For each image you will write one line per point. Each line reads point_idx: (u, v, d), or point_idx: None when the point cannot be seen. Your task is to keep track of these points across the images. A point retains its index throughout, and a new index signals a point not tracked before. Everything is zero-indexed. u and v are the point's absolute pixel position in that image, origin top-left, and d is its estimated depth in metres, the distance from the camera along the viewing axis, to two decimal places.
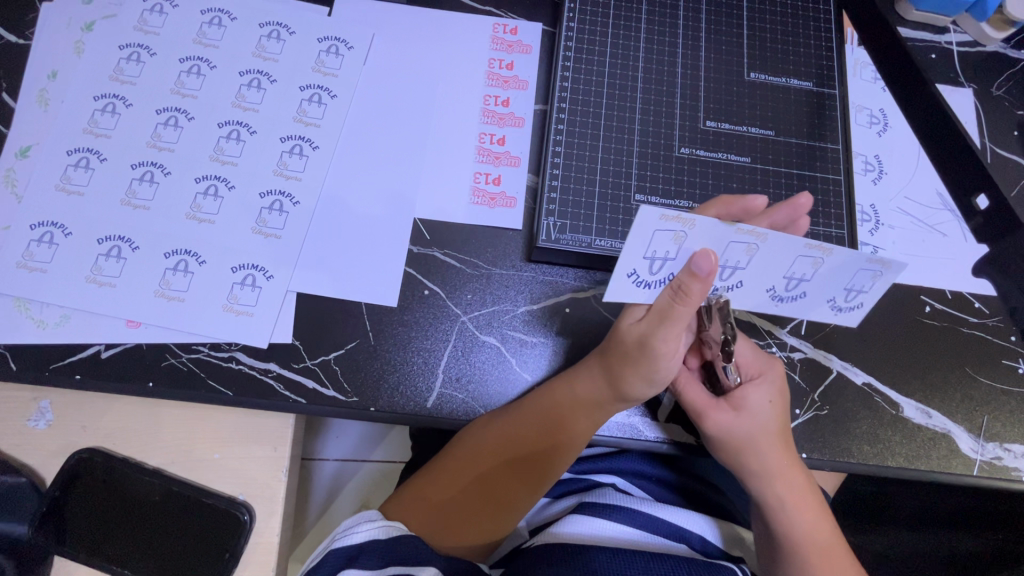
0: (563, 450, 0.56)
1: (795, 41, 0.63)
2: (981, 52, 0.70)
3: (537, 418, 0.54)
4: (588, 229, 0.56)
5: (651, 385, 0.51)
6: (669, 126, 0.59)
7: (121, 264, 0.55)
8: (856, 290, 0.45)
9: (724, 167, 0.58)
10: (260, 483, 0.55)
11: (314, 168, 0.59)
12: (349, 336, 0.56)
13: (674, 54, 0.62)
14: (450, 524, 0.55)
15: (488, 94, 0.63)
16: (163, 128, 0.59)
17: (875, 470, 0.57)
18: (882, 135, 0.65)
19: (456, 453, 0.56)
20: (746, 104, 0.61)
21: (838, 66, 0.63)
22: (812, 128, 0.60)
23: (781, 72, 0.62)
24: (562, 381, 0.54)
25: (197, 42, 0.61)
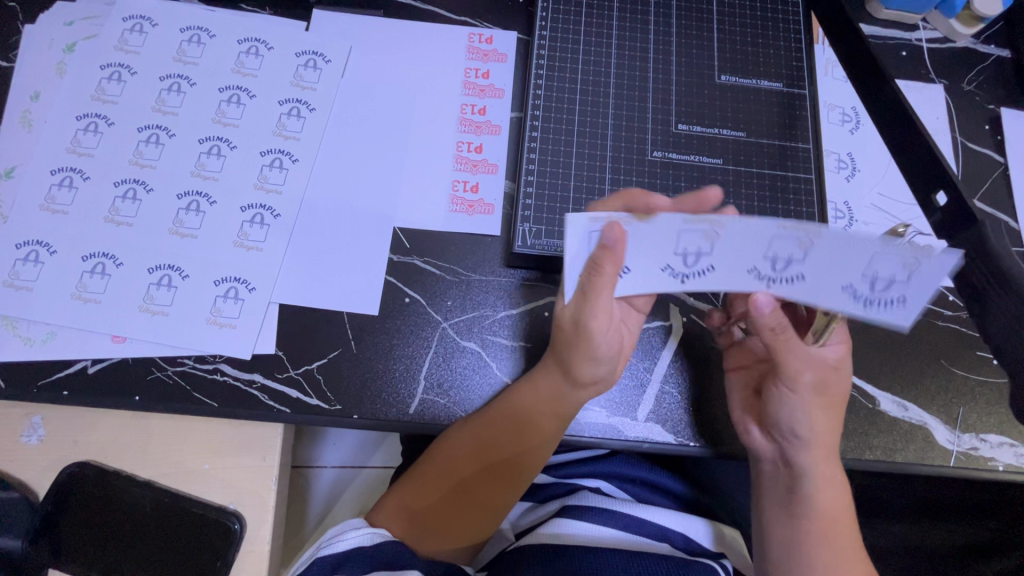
0: (531, 441, 0.56)
1: (765, 42, 0.64)
2: (951, 48, 0.71)
3: (497, 413, 0.55)
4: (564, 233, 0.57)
5: (599, 364, 0.51)
6: (641, 131, 0.60)
7: (105, 280, 0.56)
8: (886, 279, 0.36)
9: (697, 168, 0.59)
10: (249, 493, 0.55)
11: (293, 180, 0.60)
12: (332, 345, 0.57)
13: (645, 59, 0.63)
14: (433, 528, 0.56)
15: (465, 103, 0.64)
16: (144, 146, 0.60)
17: (853, 464, 0.57)
18: (855, 133, 0.66)
19: (436, 455, 0.57)
20: (717, 106, 0.62)
21: (809, 67, 0.64)
22: (783, 128, 0.61)
23: (752, 74, 0.63)
24: (525, 380, 0.55)
25: (177, 60, 0.62)
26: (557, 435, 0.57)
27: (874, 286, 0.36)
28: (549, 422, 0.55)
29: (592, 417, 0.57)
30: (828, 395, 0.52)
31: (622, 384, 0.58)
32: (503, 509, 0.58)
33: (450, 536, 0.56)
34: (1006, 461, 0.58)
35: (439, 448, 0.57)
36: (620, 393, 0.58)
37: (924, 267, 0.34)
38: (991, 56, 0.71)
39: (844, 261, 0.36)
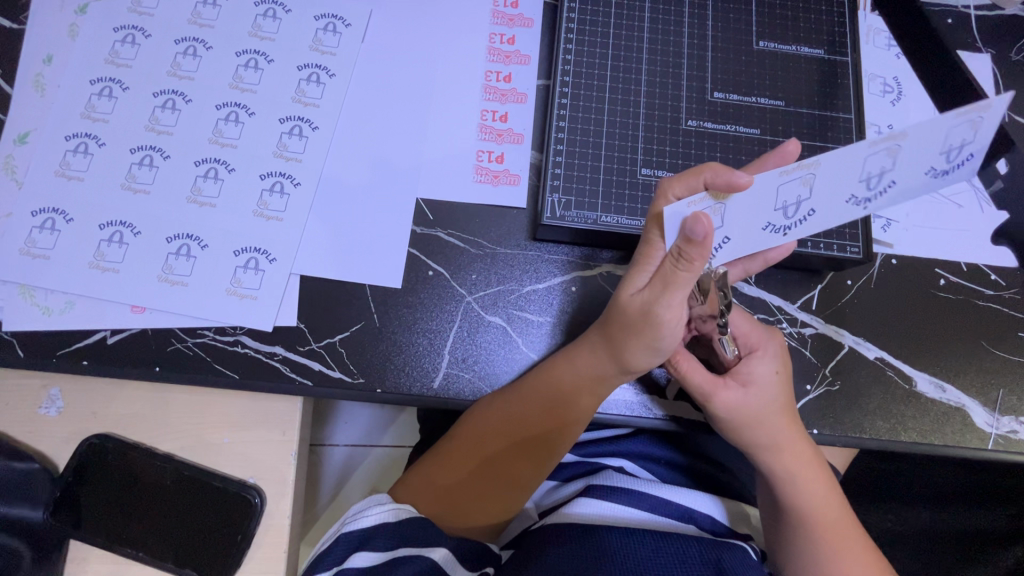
0: (567, 424, 0.55)
1: (806, 7, 0.61)
2: (1000, 15, 0.68)
3: (530, 391, 0.53)
4: (594, 205, 0.55)
5: (656, 353, 0.49)
6: (675, 99, 0.58)
7: (123, 249, 0.55)
8: (958, 146, 0.37)
9: (733, 139, 0.57)
10: (271, 467, 0.54)
11: (314, 149, 0.58)
12: (354, 319, 0.55)
13: (680, 24, 0.60)
14: (458, 504, 0.55)
15: (489, 70, 0.62)
16: (160, 111, 0.58)
17: (888, 445, 0.56)
18: (897, 104, 0.63)
19: (463, 432, 0.55)
20: (754, 74, 0.59)
21: (851, 33, 0.61)
22: (824, 97, 0.59)
23: (791, 40, 0.60)
24: (563, 356, 0.53)
25: (192, 22, 0.60)
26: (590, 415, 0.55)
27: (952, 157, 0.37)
28: (586, 403, 0.53)
29: (619, 395, 0.56)
30: (753, 410, 0.51)
31: None
32: (525, 492, 0.56)
33: (473, 515, 0.55)
34: None
35: (464, 424, 0.55)
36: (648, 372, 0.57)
37: (986, 122, 0.35)
38: None
39: (922, 149, 0.37)
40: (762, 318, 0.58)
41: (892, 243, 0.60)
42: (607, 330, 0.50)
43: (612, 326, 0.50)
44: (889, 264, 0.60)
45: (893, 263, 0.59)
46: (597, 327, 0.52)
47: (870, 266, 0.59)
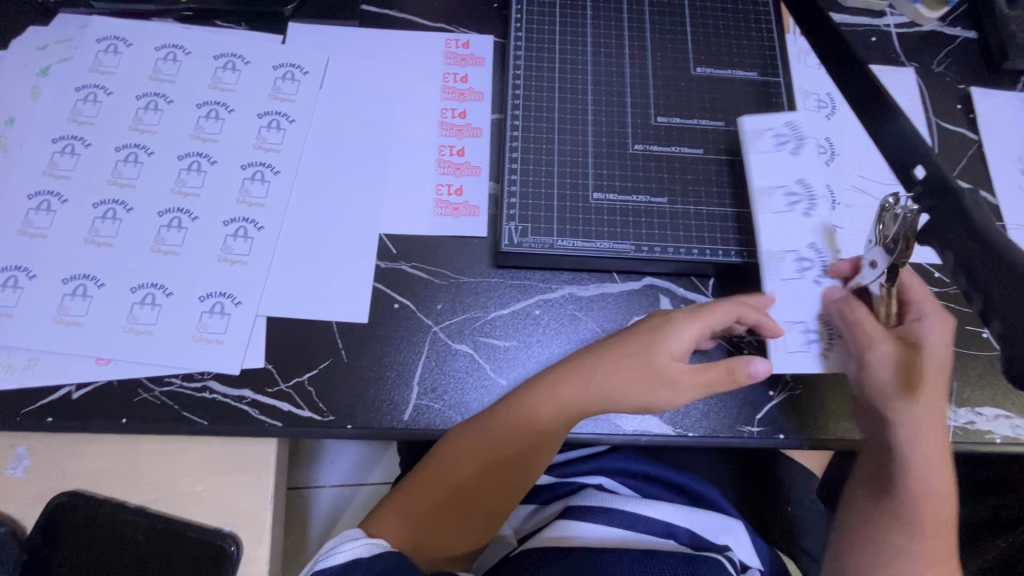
0: (543, 454, 0.55)
1: (738, 33, 0.65)
2: (918, 31, 0.74)
3: (510, 423, 0.52)
4: (550, 229, 0.57)
5: (637, 383, 0.50)
6: (621, 125, 0.61)
7: (87, 302, 0.55)
8: (778, 133, 0.59)
9: (679, 160, 0.60)
10: (245, 513, 0.54)
11: (276, 192, 0.60)
12: (322, 355, 0.56)
13: (621, 55, 0.63)
14: (431, 536, 0.54)
15: (445, 108, 0.65)
16: (122, 165, 0.59)
17: (854, 445, 0.57)
18: (831, 118, 0.66)
19: (438, 463, 0.54)
20: (695, 98, 0.62)
21: (781, 56, 0.65)
22: (762, 116, 0.62)
23: (726, 65, 0.64)
24: (540, 384, 0.53)
25: (153, 78, 0.62)
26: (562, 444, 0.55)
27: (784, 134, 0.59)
28: (561, 433, 0.53)
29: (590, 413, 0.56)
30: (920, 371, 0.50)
31: None
32: (495, 522, 0.57)
33: (441, 549, 0.55)
34: (1004, 434, 0.58)
35: (437, 456, 0.55)
36: None
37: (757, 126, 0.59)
38: (957, 39, 0.74)
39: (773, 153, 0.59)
40: None
41: None
42: (605, 370, 0.51)
43: (617, 371, 0.51)
44: None
45: None
46: (594, 363, 0.52)
47: None
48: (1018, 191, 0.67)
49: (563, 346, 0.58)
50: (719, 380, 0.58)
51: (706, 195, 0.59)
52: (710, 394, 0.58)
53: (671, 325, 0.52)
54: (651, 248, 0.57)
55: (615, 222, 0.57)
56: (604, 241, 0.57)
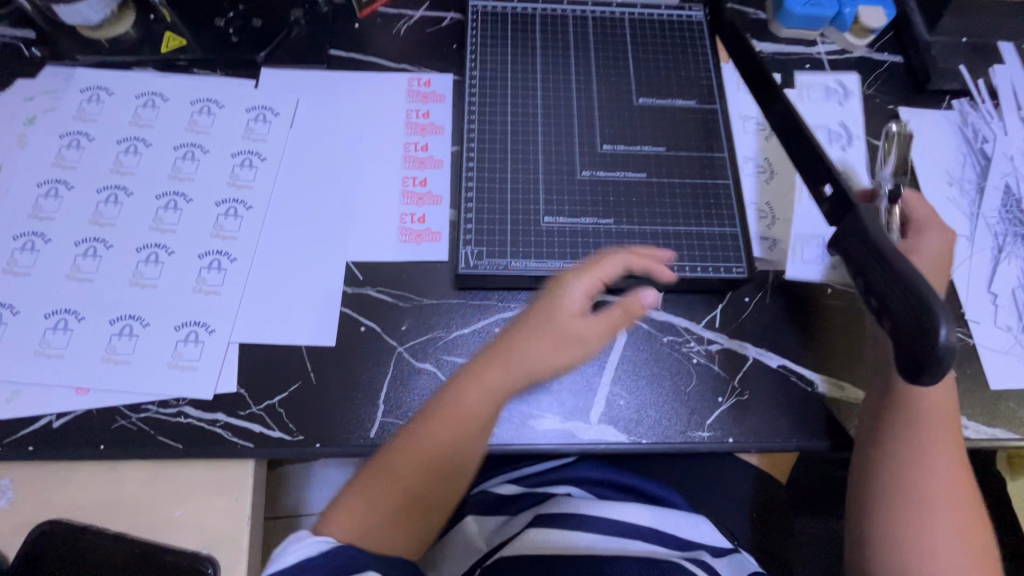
0: (478, 433, 0.55)
1: (678, 65, 0.70)
2: (848, 58, 0.80)
3: (446, 410, 0.54)
4: (504, 252, 0.61)
5: (545, 342, 0.54)
6: (570, 154, 0.65)
7: (68, 335, 0.58)
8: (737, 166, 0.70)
9: (624, 184, 0.64)
10: (224, 537, 0.56)
11: (248, 226, 0.63)
12: (292, 379, 0.59)
13: (569, 89, 0.68)
14: (376, 527, 0.53)
15: (408, 142, 0.69)
16: (103, 205, 0.63)
17: (802, 447, 0.60)
18: (766, 138, 0.71)
19: (385, 453, 0.55)
20: (638, 126, 0.67)
21: (718, 84, 0.70)
22: (701, 140, 0.67)
23: (667, 95, 0.69)
24: (476, 363, 0.56)
25: (133, 124, 0.67)
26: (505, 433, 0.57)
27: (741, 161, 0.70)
28: (493, 411, 0.55)
29: (547, 424, 0.59)
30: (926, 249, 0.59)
31: (573, 389, 0.60)
32: (441, 501, 0.56)
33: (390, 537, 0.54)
34: None
35: (383, 452, 0.55)
36: (572, 399, 0.60)
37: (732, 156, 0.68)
38: (885, 63, 0.80)
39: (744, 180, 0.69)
40: (673, 340, 0.63)
41: (779, 264, 0.67)
42: (526, 345, 0.54)
43: (536, 344, 0.54)
44: (780, 280, 0.66)
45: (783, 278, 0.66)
46: (515, 343, 0.55)
47: (762, 283, 0.66)
48: (946, 202, 0.72)
49: None
50: (670, 388, 0.61)
51: (650, 215, 0.63)
52: (661, 402, 0.61)
53: (566, 286, 0.55)
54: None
55: (565, 243, 0.61)
56: (555, 261, 0.61)
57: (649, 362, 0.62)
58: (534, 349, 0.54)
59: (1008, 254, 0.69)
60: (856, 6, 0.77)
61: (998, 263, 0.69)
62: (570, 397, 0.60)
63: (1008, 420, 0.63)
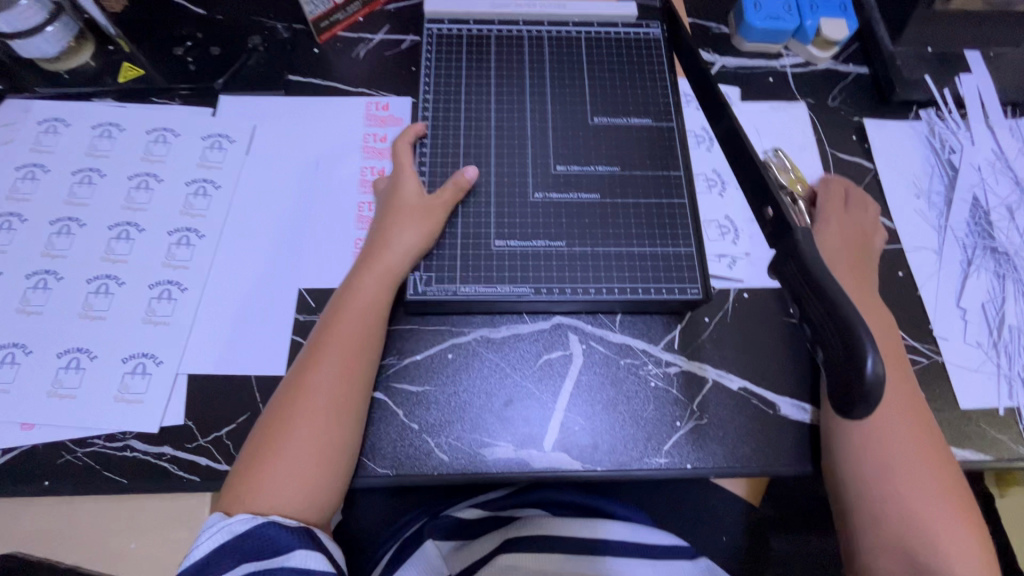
0: (371, 351, 0.57)
1: (633, 84, 0.70)
2: (812, 70, 0.79)
3: (333, 327, 0.56)
4: (453, 277, 0.60)
5: (399, 214, 0.60)
6: (523, 176, 0.64)
7: (14, 369, 0.58)
8: (714, 179, 0.70)
9: (577, 205, 0.63)
10: (181, 558, 0.61)
11: (200, 255, 0.63)
12: (240, 409, 0.58)
13: (523, 110, 0.68)
14: (266, 493, 0.50)
15: (365, 167, 0.69)
16: (56, 237, 0.63)
17: (763, 471, 0.58)
18: (710, 151, 0.71)
19: (269, 414, 0.54)
20: (592, 146, 0.66)
21: (675, 101, 0.69)
22: (657, 159, 0.66)
23: (622, 113, 0.68)
24: (345, 307, 0.57)
25: (89, 155, 0.67)
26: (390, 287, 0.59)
27: (709, 178, 0.70)
28: (382, 310, 0.58)
29: (500, 452, 0.58)
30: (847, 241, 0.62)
31: (527, 415, 0.59)
32: (351, 438, 0.54)
33: (301, 484, 0.51)
34: None
35: (270, 416, 0.53)
36: (526, 426, 0.59)
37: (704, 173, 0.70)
38: (849, 75, 0.79)
39: (708, 193, 0.69)
40: (630, 363, 0.62)
41: (741, 278, 0.66)
42: (395, 235, 0.59)
43: (403, 225, 0.59)
44: (741, 299, 0.65)
45: (743, 297, 0.65)
46: (384, 242, 0.59)
47: (723, 303, 0.65)
48: (914, 214, 0.71)
49: (473, 387, 0.60)
50: (628, 413, 0.60)
51: (604, 236, 0.62)
52: (617, 427, 0.59)
53: (401, 179, 0.62)
54: (550, 289, 0.60)
55: (517, 267, 0.61)
56: (506, 285, 0.60)
57: (606, 386, 0.61)
58: (408, 233, 0.59)
59: (978, 267, 0.68)
60: (818, 19, 0.76)
61: (967, 277, 0.67)
62: (524, 424, 0.59)
63: (981, 440, 0.61)
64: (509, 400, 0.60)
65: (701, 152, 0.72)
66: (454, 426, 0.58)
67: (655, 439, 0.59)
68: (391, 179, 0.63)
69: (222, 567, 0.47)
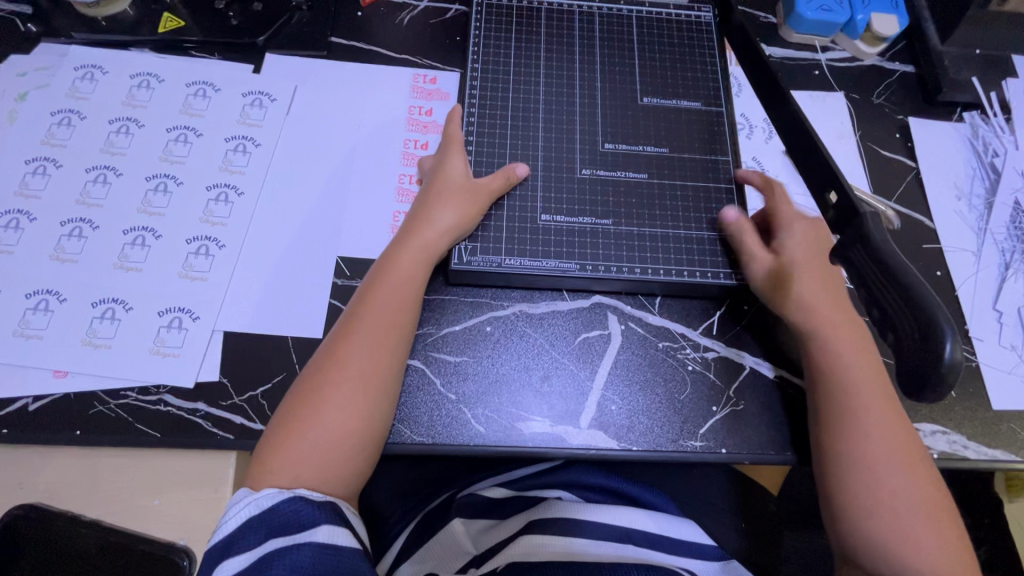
0: (406, 330, 0.55)
1: (684, 66, 0.69)
2: (858, 65, 0.78)
3: (369, 302, 0.55)
4: (498, 249, 0.59)
5: (443, 193, 0.58)
6: (570, 152, 0.64)
7: (49, 316, 0.57)
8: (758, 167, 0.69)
9: (625, 184, 0.63)
10: (207, 522, 0.54)
11: (238, 212, 0.62)
12: (276, 370, 0.57)
13: (572, 85, 0.67)
14: (294, 465, 0.49)
15: (408, 139, 0.68)
16: (91, 185, 0.62)
17: (799, 460, 0.58)
18: (752, 138, 0.71)
19: (301, 386, 0.53)
20: (642, 127, 0.66)
21: (724, 87, 0.68)
22: (705, 143, 0.65)
23: (672, 95, 0.68)
24: (383, 283, 0.56)
25: (126, 104, 0.66)
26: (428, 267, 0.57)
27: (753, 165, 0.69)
28: (418, 289, 0.57)
29: (536, 427, 0.57)
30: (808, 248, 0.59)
31: (564, 392, 0.59)
32: (380, 416, 0.52)
33: (329, 463, 0.50)
34: (942, 450, 0.60)
35: (302, 387, 0.52)
36: (563, 403, 0.58)
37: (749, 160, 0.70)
38: (895, 72, 0.78)
39: None
40: (668, 346, 0.62)
41: None
42: (437, 216, 0.57)
43: (446, 206, 0.58)
44: None
45: None
46: (425, 223, 0.57)
47: None
48: (954, 215, 0.71)
49: (511, 360, 0.60)
50: (665, 396, 0.59)
51: (650, 217, 0.62)
52: (654, 408, 0.59)
53: (446, 159, 0.60)
54: (595, 268, 0.59)
55: (562, 243, 0.60)
56: (551, 261, 0.59)
57: (644, 367, 0.60)
58: (451, 214, 0.57)
59: (1015, 271, 0.68)
60: (869, 13, 0.75)
61: (1004, 280, 0.67)
62: (560, 400, 0.59)
63: (1011, 442, 0.61)
64: (546, 376, 0.59)
65: (746, 140, 0.71)
66: (490, 399, 0.58)
67: (693, 423, 0.58)
68: (437, 157, 0.62)
69: (254, 540, 0.45)
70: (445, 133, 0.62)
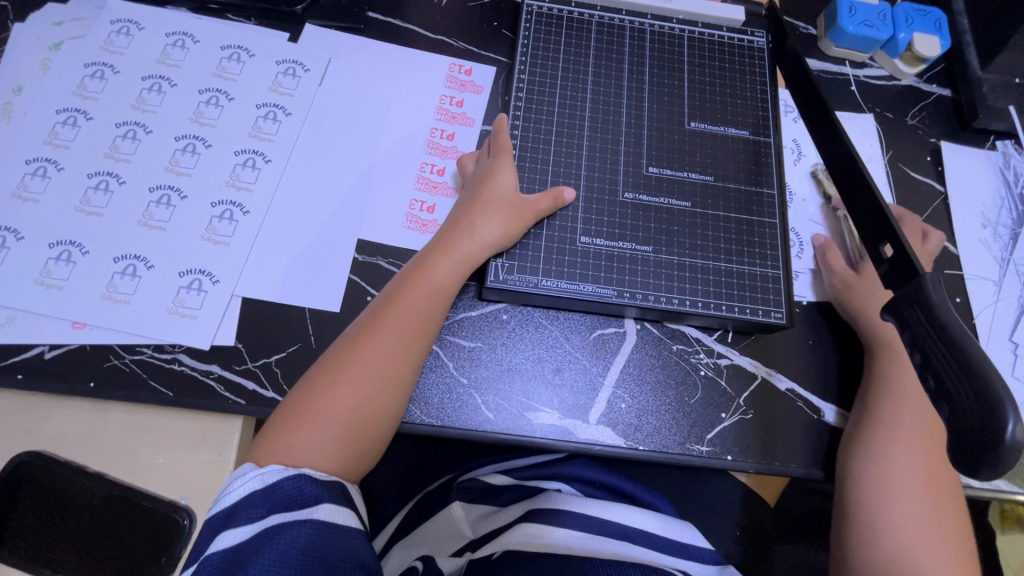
0: (431, 334, 0.56)
1: (733, 92, 0.70)
2: (896, 85, 0.78)
3: (401, 301, 0.55)
4: (535, 269, 0.59)
5: (489, 205, 0.58)
6: (612, 165, 0.65)
7: (70, 267, 0.57)
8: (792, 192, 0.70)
9: (668, 212, 0.63)
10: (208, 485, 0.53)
11: (265, 180, 0.62)
12: (292, 339, 0.57)
13: (619, 102, 0.68)
14: (307, 454, 0.49)
15: (435, 128, 0.67)
16: (120, 141, 0.62)
17: (802, 473, 0.58)
18: (797, 163, 0.71)
19: (322, 375, 0.52)
20: (686, 154, 0.66)
21: (773, 118, 0.69)
22: (750, 175, 0.66)
23: (720, 121, 0.68)
24: (418, 283, 0.56)
25: (160, 62, 0.65)
26: (462, 274, 0.57)
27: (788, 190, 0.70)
28: (450, 294, 0.57)
29: (544, 418, 0.57)
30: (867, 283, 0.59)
31: (575, 385, 0.59)
32: (395, 416, 0.53)
33: (328, 454, 0.50)
34: None
35: (323, 377, 0.52)
36: (573, 396, 0.59)
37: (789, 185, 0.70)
38: (931, 94, 0.78)
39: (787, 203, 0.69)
40: (681, 348, 0.62)
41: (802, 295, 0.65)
42: (477, 226, 0.57)
43: (488, 219, 0.57)
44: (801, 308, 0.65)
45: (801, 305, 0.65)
46: (465, 231, 0.57)
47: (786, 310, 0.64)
48: (978, 243, 0.70)
49: (524, 348, 0.60)
50: (675, 398, 0.59)
51: (689, 247, 0.62)
52: (662, 409, 0.59)
53: (495, 169, 0.60)
54: (633, 295, 0.60)
55: (601, 268, 0.60)
56: (587, 285, 0.60)
57: (656, 368, 0.60)
58: (493, 228, 0.57)
59: None
60: (911, 32, 0.74)
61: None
62: (571, 392, 0.59)
63: (1015, 473, 0.60)
64: (559, 369, 0.59)
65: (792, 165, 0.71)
66: (501, 386, 0.58)
67: (700, 428, 0.58)
68: (485, 166, 0.61)
69: (251, 506, 0.45)
70: (494, 141, 0.62)
